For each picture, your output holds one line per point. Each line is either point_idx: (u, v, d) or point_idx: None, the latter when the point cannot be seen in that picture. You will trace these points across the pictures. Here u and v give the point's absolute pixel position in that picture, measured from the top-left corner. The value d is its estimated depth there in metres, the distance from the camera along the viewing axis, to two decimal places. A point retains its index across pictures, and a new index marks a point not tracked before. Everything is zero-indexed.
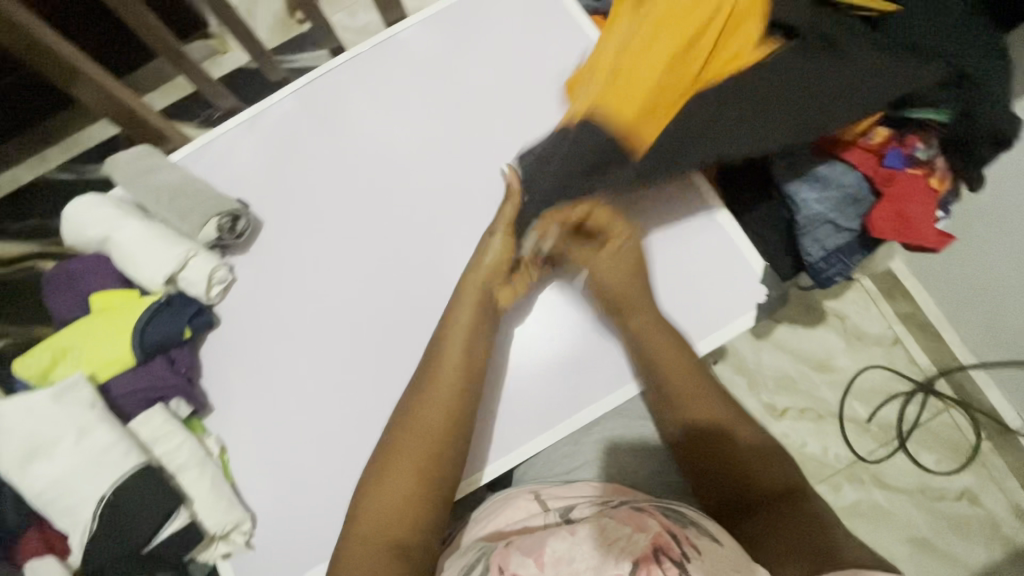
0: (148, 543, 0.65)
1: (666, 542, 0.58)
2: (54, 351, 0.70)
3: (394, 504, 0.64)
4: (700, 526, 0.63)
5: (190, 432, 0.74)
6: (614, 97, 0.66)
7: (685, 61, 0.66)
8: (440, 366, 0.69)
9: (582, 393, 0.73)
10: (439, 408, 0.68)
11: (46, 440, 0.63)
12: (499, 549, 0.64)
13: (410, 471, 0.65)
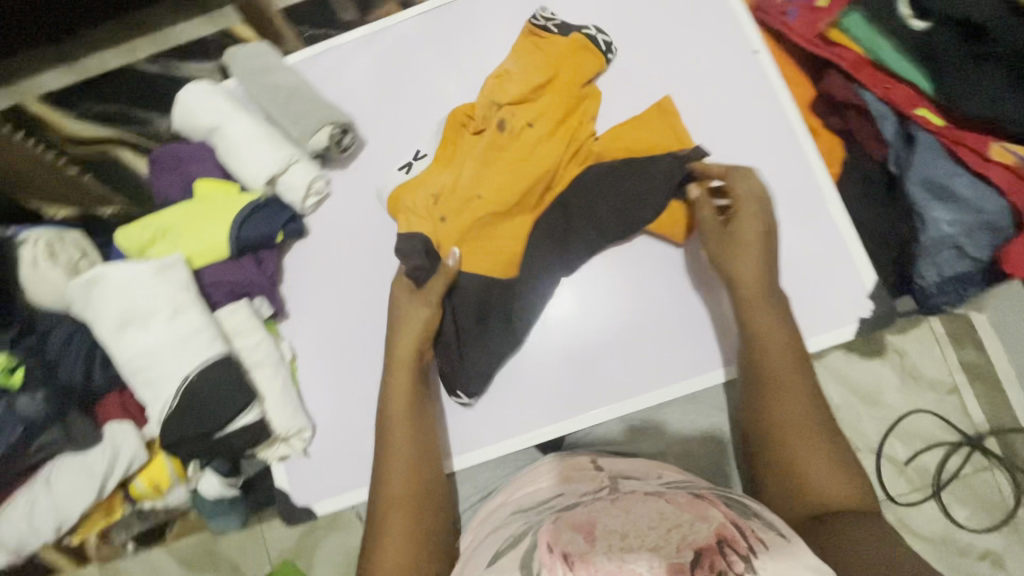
0: (219, 430, 0.66)
1: (732, 533, 0.48)
2: (155, 229, 0.72)
3: (394, 542, 0.59)
4: (765, 519, 0.53)
5: (267, 333, 0.75)
6: (531, 165, 0.73)
7: (570, 138, 0.75)
8: (396, 390, 0.68)
9: (655, 372, 0.71)
10: (408, 431, 0.66)
11: (142, 311, 0.63)
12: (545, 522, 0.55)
13: (403, 510, 0.61)
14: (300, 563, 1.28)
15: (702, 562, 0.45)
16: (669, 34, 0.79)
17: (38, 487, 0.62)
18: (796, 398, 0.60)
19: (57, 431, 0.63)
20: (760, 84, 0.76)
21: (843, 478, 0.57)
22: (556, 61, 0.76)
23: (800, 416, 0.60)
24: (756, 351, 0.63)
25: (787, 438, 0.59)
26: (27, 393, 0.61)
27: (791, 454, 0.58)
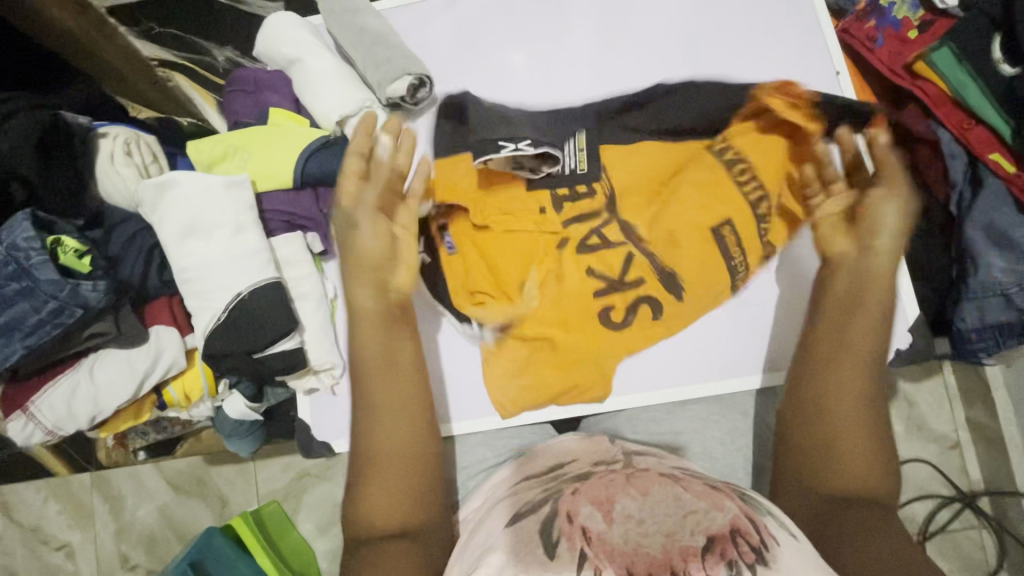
0: (259, 350, 0.66)
1: (744, 525, 0.46)
2: (226, 147, 0.73)
3: (384, 454, 0.56)
4: (777, 517, 0.50)
5: (315, 268, 0.76)
6: (598, 253, 0.71)
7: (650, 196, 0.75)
8: (391, 374, 0.59)
9: (697, 369, 0.75)
10: (401, 405, 0.58)
11: (207, 223, 0.65)
12: (565, 496, 0.51)
13: (393, 419, 0.57)
14: (287, 506, 1.30)
15: (714, 549, 0.44)
16: (752, 46, 0.79)
17: (80, 374, 0.63)
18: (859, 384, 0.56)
19: (108, 324, 0.61)
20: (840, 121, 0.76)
21: (875, 464, 0.54)
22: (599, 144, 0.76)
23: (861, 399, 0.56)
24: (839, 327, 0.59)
25: (830, 410, 0.56)
26: (93, 280, 0.57)
27: (834, 442, 0.55)
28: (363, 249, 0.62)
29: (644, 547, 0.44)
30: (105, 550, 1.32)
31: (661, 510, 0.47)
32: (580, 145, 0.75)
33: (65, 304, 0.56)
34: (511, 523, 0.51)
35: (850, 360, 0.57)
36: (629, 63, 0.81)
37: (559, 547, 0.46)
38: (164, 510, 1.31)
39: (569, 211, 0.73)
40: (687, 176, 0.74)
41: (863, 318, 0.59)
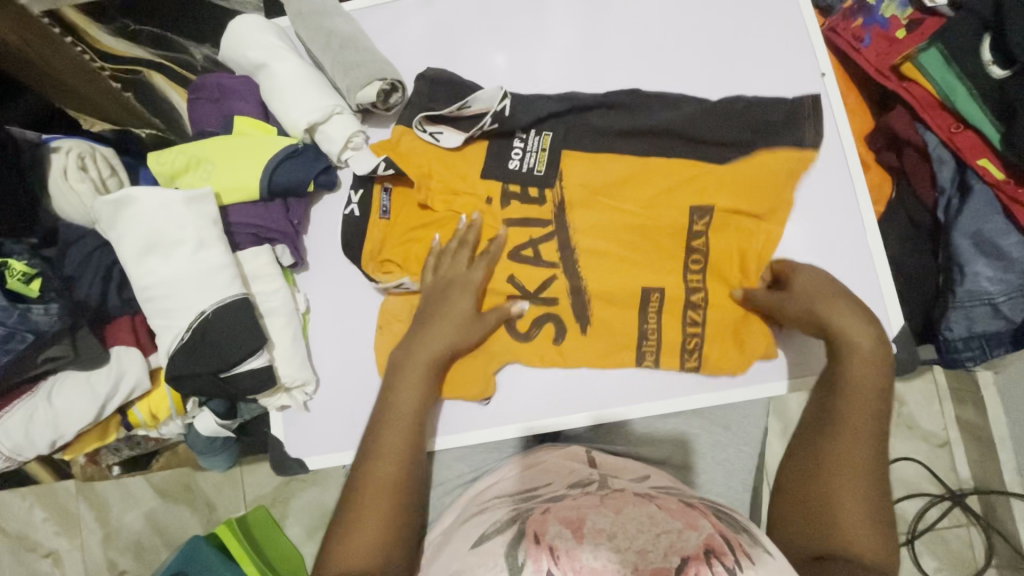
0: (225, 370, 0.64)
1: (718, 543, 0.44)
2: (189, 158, 0.70)
3: (378, 488, 0.59)
4: (755, 535, 0.48)
5: (285, 282, 0.73)
6: (526, 265, 0.71)
7: (590, 228, 0.71)
8: (399, 404, 0.64)
9: (676, 382, 0.72)
10: (405, 453, 0.61)
11: (167, 239, 0.63)
12: (534, 515, 0.49)
13: (393, 462, 0.60)
14: (274, 510, 1.29)
15: (688, 571, 0.41)
16: (736, 47, 0.77)
17: (38, 399, 0.62)
18: (859, 449, 0.56)
19: (67, 346, 0.60)
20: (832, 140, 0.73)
21: (869, 524, 0.53)
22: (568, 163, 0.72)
23: (860, 451, 0.56)
24: (834, 389, 0.59)
25: (826, 462, 0.56)
26: (43, 304, 0.58)
27: (828, 497, 0.55)
28: (444, 313, 0.68)
29: (617, 567, 0.42)
30: (91, 557, 1.31)
31: (634, 527, 0.45)
32: (544, 145, 0.73)
33: (15, 329, 0.57)
34: (477, 543, 0.49)
35: (860, 415, 0.57)
36: (610, 65, 0.79)
37: (526, 570, 0.43)
38: (151, 516, 1.30)
39: (512, 210, 0.72)
40: (643, 187, 0.71)
41: (862, 384, 0.58)
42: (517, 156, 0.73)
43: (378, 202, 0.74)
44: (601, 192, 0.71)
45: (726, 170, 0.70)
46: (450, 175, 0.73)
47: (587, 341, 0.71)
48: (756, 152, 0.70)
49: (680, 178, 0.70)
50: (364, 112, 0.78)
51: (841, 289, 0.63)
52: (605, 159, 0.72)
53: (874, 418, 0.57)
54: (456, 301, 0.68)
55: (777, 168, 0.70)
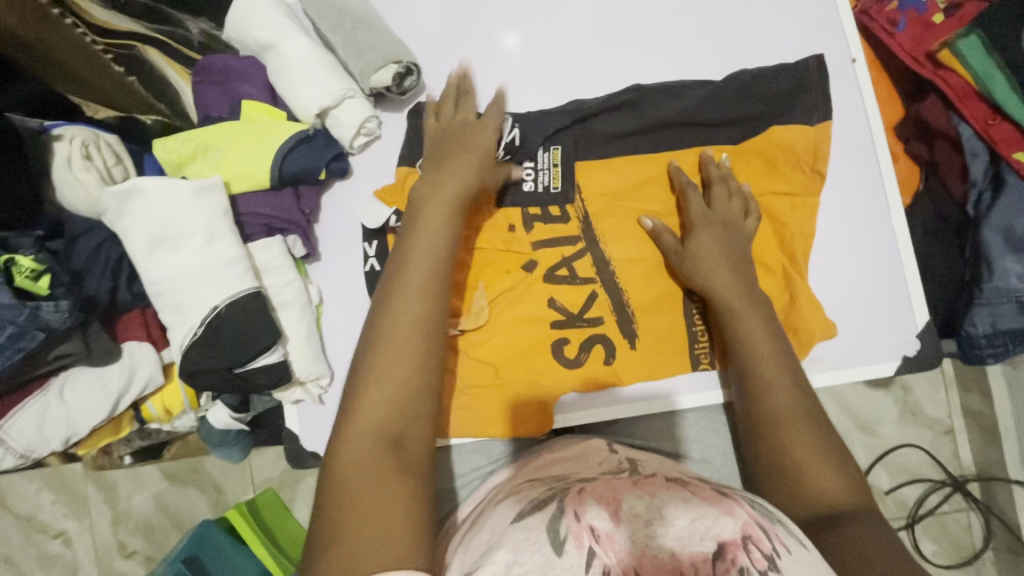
0: (240, 366, 0.62)
1: (756, 531, 0.43)
2: (196, 145, 0.67)
3: (397, 340, 0.50)
4: (788, 525, 0.46)
5: (298, 273, 0.71)
6: (562, 286, 0.71)
7: (623, 251, 0.71)
8: (412, 253, 0.55)
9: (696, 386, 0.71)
10: (410, 336, 0.51)
11: (177, 232, 0.60)
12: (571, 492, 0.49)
13: (396, 358, 0.50)
14: (282, 494, 1.29)
15: (725, 556, 0.41)
16: (764, 30, 0.74)
17: (50, 396, 0.60)
18: (790, 397, 0.57)
19: (77, 343, 0.57)
20: (863, 129, 0.72)
21: (835, 463, 0.53)
22: (588, 181, 0.73)
23: (792, 400, 0.57)
24: (743, 347, 0.61)
25: (773, 418, 0.56)
26: (54, 300, 0.54)
27: (786, 452, 0.54)
28: (455, 162, 0.62)
29: (651, 550, 0.42)
30: (101, 538, 1.31)
31: (671, 512, 0.44)
32: (555, 159, 0.72)
33: (25, 327, 0.53)
34: (517, 518, 0.47)
35: (774, 361, 0.60)
36: (631, 47, 0.75)
37: (567, 546, 0.42)
38: (160, 499, 1.30)
39: (537, 233, 0.72)
40: (653, 191, 0.72)
41: (759, 339, 0.61)
42: (530, 177, 0.72)
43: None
44: (624, 206, 0.72)
45: (742, 156, 0.71)
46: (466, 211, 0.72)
47: (638, 354, 0.70)
48: (767, 129, 0.71)
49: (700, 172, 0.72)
50: (375, 96, 0.75)
51: (723, 248, 0.66)
52: (620, 168, 0.73)
53: (787, 364, 0.60)
54: (475, 150, 0.65)
55: (797, 145, 0.70)
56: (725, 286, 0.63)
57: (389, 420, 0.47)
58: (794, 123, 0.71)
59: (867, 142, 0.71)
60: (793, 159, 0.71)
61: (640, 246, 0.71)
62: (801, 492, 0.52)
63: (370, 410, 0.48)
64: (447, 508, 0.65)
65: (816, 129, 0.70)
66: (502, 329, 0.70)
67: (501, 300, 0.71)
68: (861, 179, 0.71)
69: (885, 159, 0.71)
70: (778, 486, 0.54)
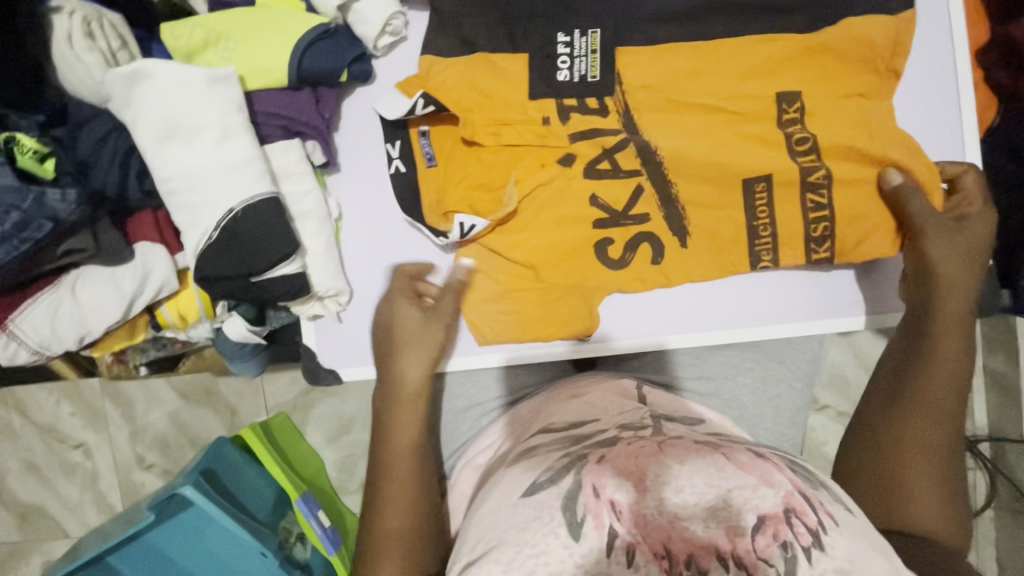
0: (260, 274, 0.60)
1: (798, 503, 0.41)
2: (207, 33, 0.61)
3: (402, 449, 0.54)
4: (832, 490, 0.45)
5: (317, 183, 0.67)
6: (604, 181, 0.65)
7: (681, 147, 0.63)
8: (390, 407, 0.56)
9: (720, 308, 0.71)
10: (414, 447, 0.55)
11: (190, 124, 0.56)
12: (591, 465, 0.45)
13: (409, 455, 0.54)
14: (295, 418, 1.31)
15: (766, 530, 0.40)
16: None
17: (61, 293, 0.58)
18: (944, 419, 0.53)
19: (87, 238, 0.54)
20: (940, 35, 0.66)
21: (944, 498, 0.50)
22: (637, 71, 0.64)
23: (951, 429, 0.52)
24: (918, 352, 0.57)
25: (908, 418, 0.53)
26: (60, 188, 0.50)
27: (900, 453, 0.52)
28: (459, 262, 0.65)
29: (682, 522, 0.41)
30: (120, 450, 1.34)
31: (703, 480, 0.43)
32: (593, 45, 0.64)
33: (31, 215, 0.49)
34: (528, 491, 0.45)
35: (957, 379, 0.54)
36: None
37: (585, 528, 0.41)
38: (175, 416, 1.32)
39: (576, 124, 0.65)
40: (704, 82, 0.64)
41: (940, 357, 0.55)
42: (565, 65, 0.64)
43: (418, 149, 0.68)
44: (670, 99, 0.64)
45: (810, 49, 0.62)
46: (494, 104, 0.64)
47: (686, 256, 0.66)
48: (839, 21, 0.62)
49: (760, 62, 0.63)
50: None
51: (967, 268, 0.59)
52: (669, 55, 0.64)
53: (962, 380, 0.55)
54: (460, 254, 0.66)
55: (878, 37, 0.61)
56: (948, 300, 0.58)
57: (413, 521, 0.51)
58: (873, 14, 0.62)
59: (946, 52, 0.66)
60: (869, 56, 0.62)
61: (704, 140, 0.63)
62: (903, 494, 0.49)
63: (396, 493, 0.52)
64: (468, 431, 0.65)
65: (897, 21, 0.61)
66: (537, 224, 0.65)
67: (534, 200, 0.65)
68: (935, 86, 0.66)
69: (964, 67, 0.65)
70: (873, 479, 0.51)
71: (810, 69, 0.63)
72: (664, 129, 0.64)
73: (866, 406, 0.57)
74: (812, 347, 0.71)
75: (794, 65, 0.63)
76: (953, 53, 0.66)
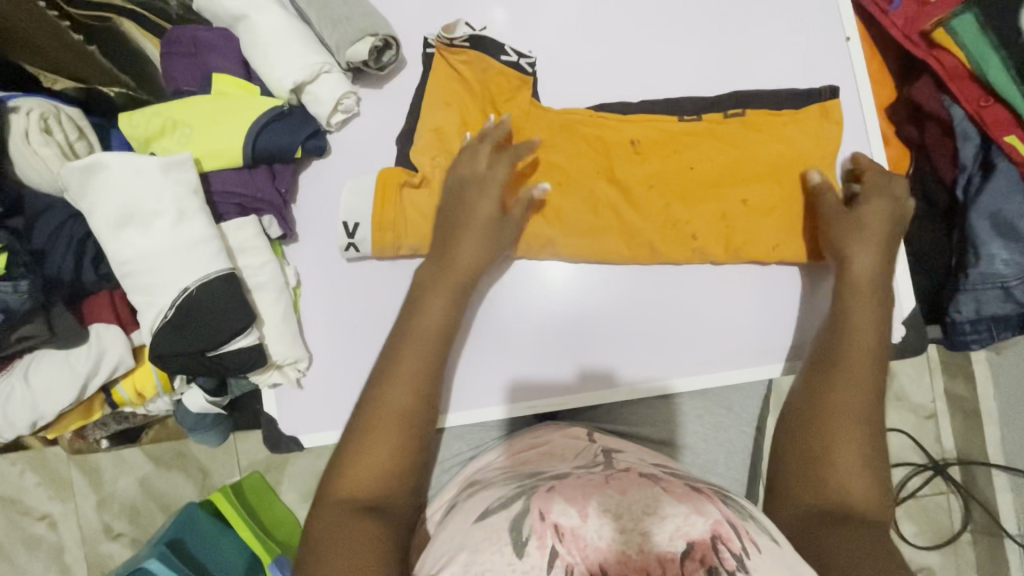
0: (218, 348, 0.61)
1: (726, 531, 0.42)
2: (164, 121, 0.64)
3: (363, 477, 0.51)
4: (761, 521, 0.46)
5: (274, 254, 0.69)
6: (603, 186, 0.70)
7: (647, 177, 0.70)
8: (377, 422, 0.53)
9: (672, 359, 0.71)
10: (387, 463, 0.52)
11: (144, 210, 0.58)
12: (539, 493, 0.47)
13: (377, 453, 0.52)
14: (268, 476, 1.28)
15: (694, 555, 0.41)
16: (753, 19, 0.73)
17: (15, 378, 0.59)
18: (867, 387, 0.56)
19: (40, 325, 0.56)
20: (851, 92, 0.71)
21: (865, 469, 0.52)
22: (592, 121, 0.71)
23: (859, 405, 0.55)
24: (835, 339, 0.59)
25: (831, 407, 0.55)
26: (12, 280, 0.53)
27: (818, 454, 0.54)
28: (468, 220, 0.64)
29: (621, 544, 0.42)
30: (86, 520, 1.30)
31: (640, 509, 0.44)
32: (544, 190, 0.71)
33: None
34: (481, 517, 0.47)
35: (866, 357, 0.57)
36: (616, 27, 0.75)
37: (529, 547, 0.42)
38: (144, 482, 1.29)
39: (566, 141, 0.71)
40: (585, 149, 0.71)
41: (862, 320, 0.59)
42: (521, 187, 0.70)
43: (380, 191, 0.68)
44: (556, 165, 0.71)
45: (711, 123, 0.71)
46: (516, 107, 0.71)
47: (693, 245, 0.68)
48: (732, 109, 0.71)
49: (712, 138, 0.70)
50: (355, 71, 0.73)
51: (882, 223, 0.63)
52: (505, 107, 0.72)
53: (875, 371, 0.57)
54: (476, 206, 0.64)
55: (765, 121, 0.70)
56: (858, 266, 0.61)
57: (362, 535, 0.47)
58: (762, 106, 0.71)
59: (857, 112, 0.71)
60: (768, 134, 0.69)
61: (663, 155, 0.70)
62: (828, 487, 0.52)
63: (361, 472, 0.51)
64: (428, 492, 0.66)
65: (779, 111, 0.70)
66: (564, 195, 0.69)
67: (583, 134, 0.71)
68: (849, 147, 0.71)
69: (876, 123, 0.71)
70: (801, 478, 0.53)
71: (713, 141, 0.70)
72: (609, 153, 0.70)
73: (788, 406, 0.59)
74: (762, 389, 0.73)
75: (700, 168, 0.70)
76: (864, 110, 0.71)
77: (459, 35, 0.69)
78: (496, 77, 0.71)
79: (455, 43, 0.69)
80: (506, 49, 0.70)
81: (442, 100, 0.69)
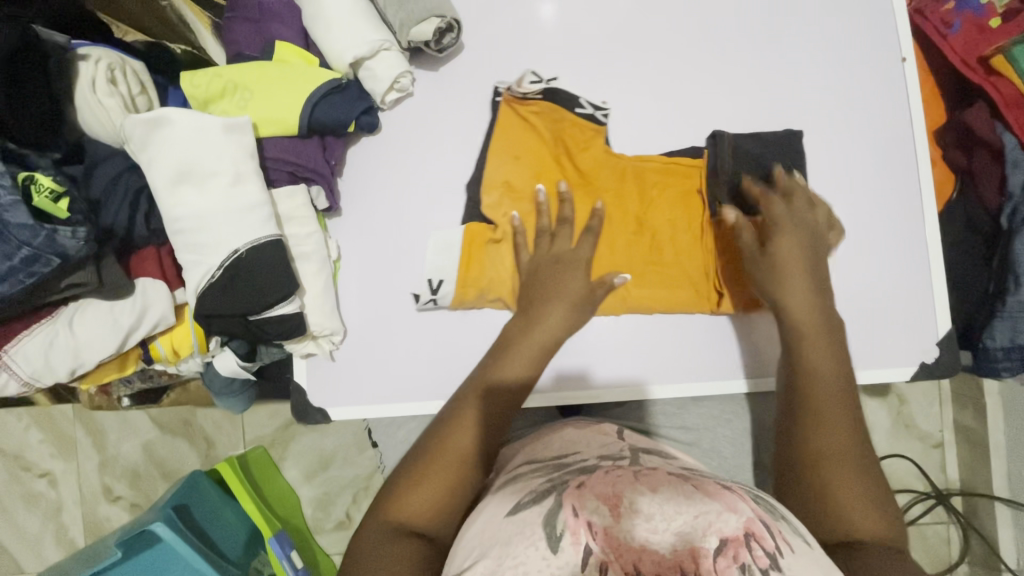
0: (259, 313, 0.61)
1: (758, 530, 0.40)
2: (225, 83, 0.65)
3: (447, 461, 0.51)
4: (791, 523, 0.44)
5: (319, 225, 0.70)
6: (687, 236, 0.69)
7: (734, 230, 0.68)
8: (442, 452, 0.52)
9: (662, 363, 0.70)
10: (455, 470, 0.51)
11: (203, 168, 0.59)
12: (569, 489, 0.44)
13: (441, 474, 0.50)
14: (272, 451, 1.27)
15: (727, 552, 0.38)
16: (809, 31, 0.74)
17: (59, 324, 0.59)
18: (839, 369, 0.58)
19: (90, 274, 0.56)
20: (902, 112, 0.72)
21: (876, 494, 0.51)
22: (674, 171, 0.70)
23: (838, 394, 0.56)
24: (800, 375, 0.58)
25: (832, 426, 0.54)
26: (72, 226, 0.52)
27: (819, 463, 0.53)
28: (557, 292, 0.64)
29: (652, 544, 0.39)
30: (87, 481, 1.29)
31: (672, 507, 0.41)
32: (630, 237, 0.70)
33: (41, 251, 0.51)
34: (513, 511, 0.45)
35: (825, 337, 0.60)
36: (673, 27, 0.75)
37: (563, 542, 0.40)
38: (148, 448, 1.28)
39: (649, 187, 0.70)
40: (663, 203, 0.70)
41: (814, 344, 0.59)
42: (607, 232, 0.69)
43: (471, 249, 0.68)
44: (632, 215, 0.70)
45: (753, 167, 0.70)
46: (592, 154, 0.71)
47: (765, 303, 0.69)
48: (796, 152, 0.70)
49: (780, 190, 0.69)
50: (412, 51, 0.73)
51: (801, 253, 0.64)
52: (580, 156, 0.71)
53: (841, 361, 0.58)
54: (569, 281, 0.65)
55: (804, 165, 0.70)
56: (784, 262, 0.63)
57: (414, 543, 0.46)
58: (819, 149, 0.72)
59: (907, 132, 0.71)
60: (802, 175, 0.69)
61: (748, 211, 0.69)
62: (838, 503, 0.50)
63: (433, 475, 0.51)
64: None
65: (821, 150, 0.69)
66: (651, 245, 0.69)
67: (660, 191, 0.70)
68: (897, 171, 0.71)
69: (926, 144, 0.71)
70: (816, 503, 0.51)
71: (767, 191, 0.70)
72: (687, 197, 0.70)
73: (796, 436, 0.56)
74: None
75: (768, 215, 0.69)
76: (916, 132, 0.71)
77: (531, 89, 0.70)
78: (570, 128, 0.71)
79: (528, 96, 0.70)
80: (583, 102, 0.71)
81: (526, 133, 0.69)
